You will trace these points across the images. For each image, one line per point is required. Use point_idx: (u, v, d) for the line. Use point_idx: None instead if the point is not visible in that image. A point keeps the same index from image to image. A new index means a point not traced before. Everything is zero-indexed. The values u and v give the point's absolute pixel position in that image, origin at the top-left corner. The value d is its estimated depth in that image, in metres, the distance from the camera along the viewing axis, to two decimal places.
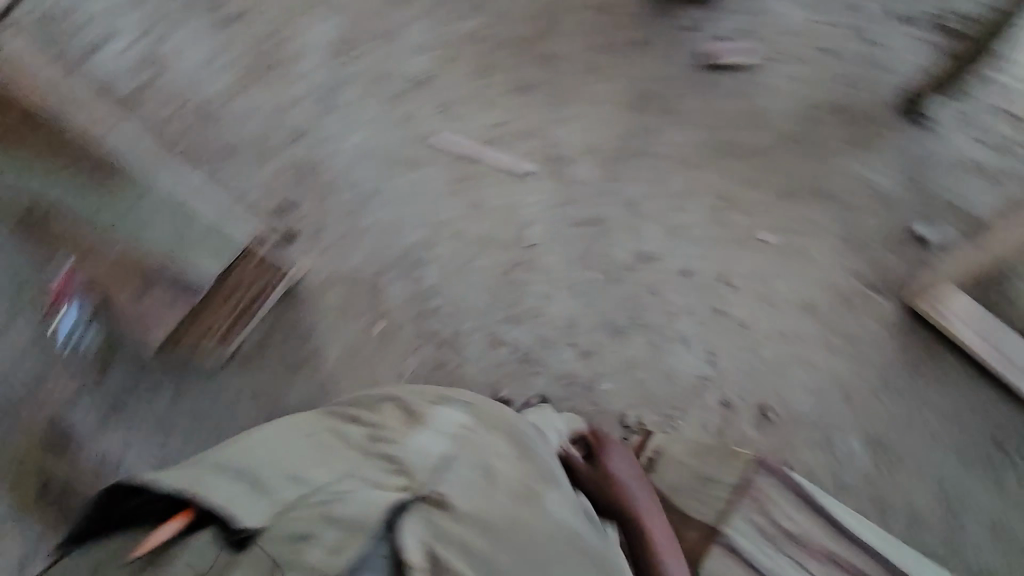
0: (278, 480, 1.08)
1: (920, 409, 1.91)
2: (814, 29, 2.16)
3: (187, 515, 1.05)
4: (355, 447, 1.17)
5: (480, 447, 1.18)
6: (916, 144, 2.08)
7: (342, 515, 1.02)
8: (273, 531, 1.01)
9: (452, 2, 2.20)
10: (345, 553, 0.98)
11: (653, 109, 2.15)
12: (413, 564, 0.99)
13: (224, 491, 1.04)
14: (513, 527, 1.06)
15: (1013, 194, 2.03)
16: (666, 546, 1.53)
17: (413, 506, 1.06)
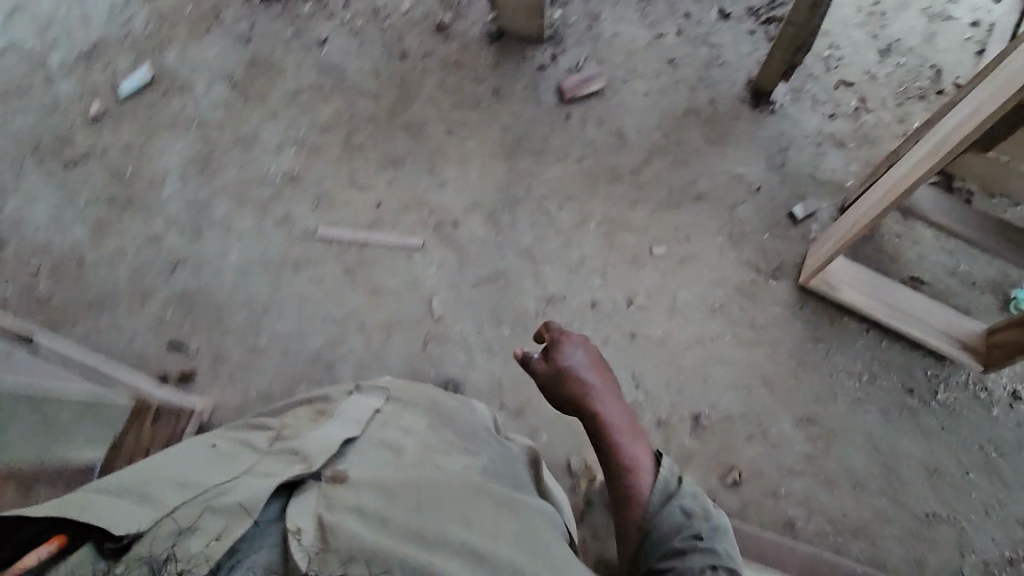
0: (159, 485, 0.97)
1: (831, 378, 1.96)
2: (655, 42, 2.35)
3: (61, 541, 0.89)
4: (260, 449, 1.13)
5: (390, 431, 1.20)
6: (770, 129, 2.21)
7: (235, 502, 0.97)
8: (161, 537, 0.91)
9: (303, 103, 2.38)
10: (234, 531, 0.94)
11: (524, 154, 2.27)
12: (297, 532, 0.98)
13: (100, 509, 0.90)
14: (417, 501, 1.05)
15: (867, 156, 2.16)
16: (632, 445, 1.39)
17: (304, 487, 1.05)
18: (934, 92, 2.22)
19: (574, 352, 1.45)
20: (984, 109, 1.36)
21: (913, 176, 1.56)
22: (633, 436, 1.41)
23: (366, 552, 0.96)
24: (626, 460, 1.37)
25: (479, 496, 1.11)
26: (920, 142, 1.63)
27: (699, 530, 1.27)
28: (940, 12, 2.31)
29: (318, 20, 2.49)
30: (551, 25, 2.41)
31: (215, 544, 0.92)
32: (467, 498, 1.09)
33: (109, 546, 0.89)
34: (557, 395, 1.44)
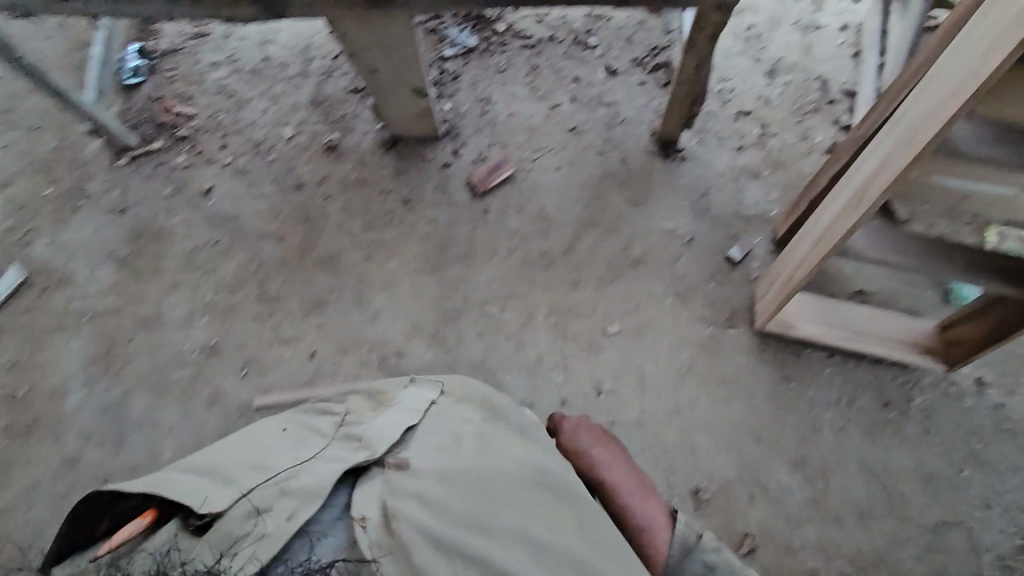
0: (240, 469, 1.10)
1: (811, 413, 1.93)
2: (552, 114, 2.30)
3: (154, 515, 1.07)
4: (326, 435, 1.21)
5: (448, 417, 1.24)
6: (686, 176, 2.20)
7: (301, 489, 1.06)
8: (235, 518, 1.02)
9: (203, 262, 2.19)
10: (300, 516, 1.03)
11: (452, 261, 2.16)
12: (362, 519, 1.05)
13: (191, 487, 1.04)
14: (471, 489, 1.08)
15: (784, 180, 2.17)
16: (642, 505, 1.25)
17: (368, 476, 1.12)
18: (827, 103, 2.26)
19: (571, 423, 1.43)
20: (893, 159, 1.32)
21: (840, 225, 1.52)
22: (644, 496, 1.28)
23: (420, 541, 1.00)
24: (637, 524, 1.23)
25: (535, 485, 1.11)
26: (837, 185, 1.60)
27: None
28: (811, 23, 2.37)
29: (197, 169, 2.31)
30: (445, 119, 2.32)
31: (282, 529, 1.01)
32: (522, 480, 1.10)
33: (193, 521, 1.03)
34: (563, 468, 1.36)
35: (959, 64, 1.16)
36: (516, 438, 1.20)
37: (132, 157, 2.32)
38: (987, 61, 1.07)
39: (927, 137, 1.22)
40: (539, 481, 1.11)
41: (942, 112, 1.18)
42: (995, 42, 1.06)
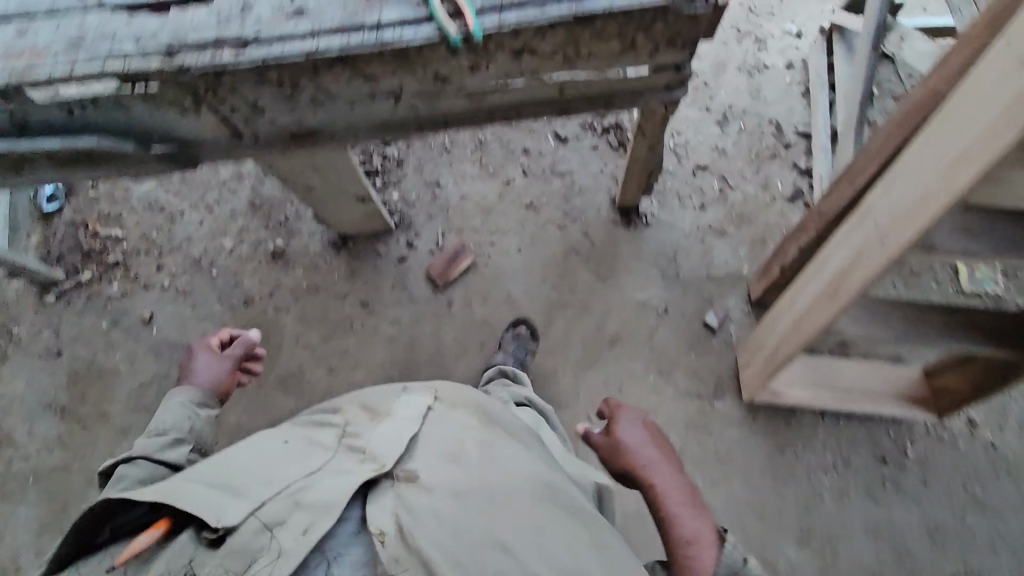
0: (249, 483, 1.08)
1: (809, 480, 1.88)
2: (506, 191, 2.20)
3: (167, 523, 1.05)
4: (330, 447, 1.19)
5: (447, 424, 1.23)
6: (651, 243, 2.12)
7: (316, 504, 1.04)
8: (246, 536, 1.00)
9: (152, 400, 2.03)
10: (316, 533, 1.00)
11: (421, 362, 2.04)
12: (380, 535, 1.02)
13: (200, 502, 1.02)
14: (485, 503, 1.07)
15: (751, 235, 2.12)
16: (690, 518, 1.23)
17: (376, 489, 1.09)
18: (783, 146, 2.21)
19: (628, 414, 1.42)
20: (864, 260, 1.27)
21: (817, 317, 1.46)
22: (688, 505, 1.26)
23: (442, 559, 0.98)
24: (681, 535, 1.21)
25: (531, 491, 1.13)
26: (803, 272, 1.56)
27: None
28: (756, 64, 2.32)
29: (134, 296, 2.14)
30: (393, 210, 2.19)
31: (297, 548, 0.98)
32: (528, 492, 1.12)
33: (206, 535, 1.01)
34: (609, 465, 1.36)
35: (917, 174, 1.11)
36: (516, 447, 1.22)
37: (60, 292, 2.14)
38: (952, 177, 1.02)
39: (897, 244, 1.17)
40: (535, 492, 1.13)
41: (909, 222, 1.13)
42: (956, 159, 1.01)
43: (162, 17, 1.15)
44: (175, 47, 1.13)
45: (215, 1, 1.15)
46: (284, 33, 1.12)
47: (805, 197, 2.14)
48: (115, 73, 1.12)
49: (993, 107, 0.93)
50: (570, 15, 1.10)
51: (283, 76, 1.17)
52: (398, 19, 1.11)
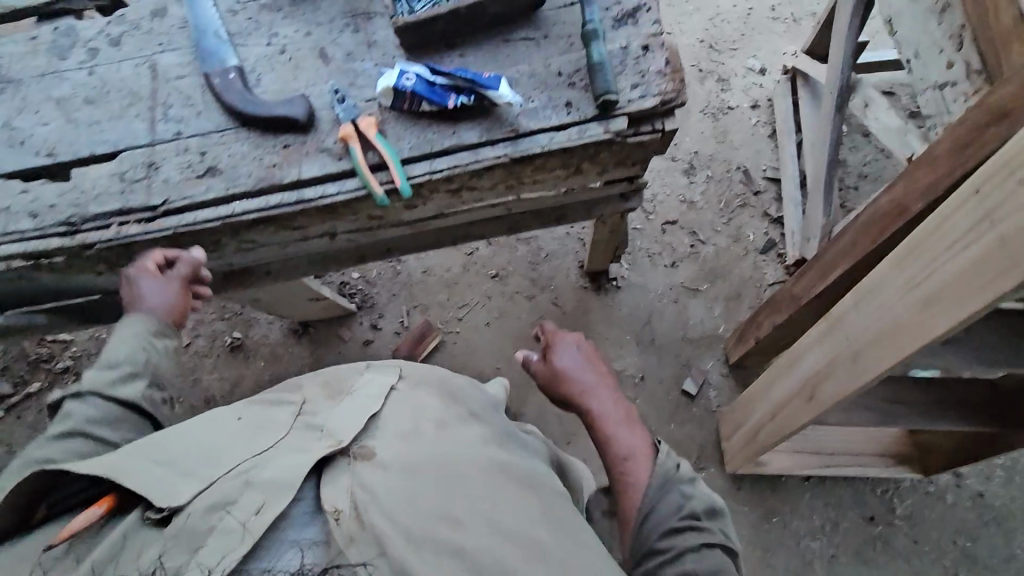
0: (202, 460, 0.88)
1: (799, 547, 1.83)
2: (470, 262, 2.12)
3: (112, 500, 0.84)
4: (284, 425, 0.97)
5: (412, 403, 1.01)
6: (623, 307, 2.05)
7: (268, 483, 0.85)
8: (191, 519, 0.81)
9: None
10: (267, 516, 0.81)
11: None
12: (336, 515, 0.84)
13: (142, 479, 0.83)
14: (445, 480, 0.88)
15: (726, 292, 2.05)
16: (622, 436, 1.14)
17: (329, 468, 0.90)
18: (752, 194, 2.13)
19: (568, 338, 1.27)
20: (839, 374, 1.20)
21: (792, 417, 1.40)
22: (626, 425, 1.16)
23: (400, 538, 0.81)
24: (614, 454, 1.13)
25: (496, 467, 0.94)
26: (774, 365, 1.51)
27: (696, 514, 1.03)
28: (721, 106, 2.23)
29: None
30: (354, 292, 2.09)
31: (246, 533, 0.80)
32: (492, 473, 0.92)
33: (151, 515, 0.81)
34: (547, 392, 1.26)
35: (888, 299, 1.04)
36: (480, 429, 1.02)
37: (10, 405, 2.04)
38: (922, 319, 0.95)
39: (872, 369, 1.10)
40: (500, 470, 0.94)
41: (883, 350, 1.06)
42: (926, 300, 0.95)
43: (61, 186, 1.05)
44: (77, 220, 1.03)
45: (118, 162, 1.05)
46: (196, 196, 1.03)
47: (778, 247, 2.06)
48: (12, 255, 1.02)
49: (964, 259, 0.86)
50: (507, 157, 1.01)
51: (199, 239, 1.07)
52: (319, 174, 1.02)
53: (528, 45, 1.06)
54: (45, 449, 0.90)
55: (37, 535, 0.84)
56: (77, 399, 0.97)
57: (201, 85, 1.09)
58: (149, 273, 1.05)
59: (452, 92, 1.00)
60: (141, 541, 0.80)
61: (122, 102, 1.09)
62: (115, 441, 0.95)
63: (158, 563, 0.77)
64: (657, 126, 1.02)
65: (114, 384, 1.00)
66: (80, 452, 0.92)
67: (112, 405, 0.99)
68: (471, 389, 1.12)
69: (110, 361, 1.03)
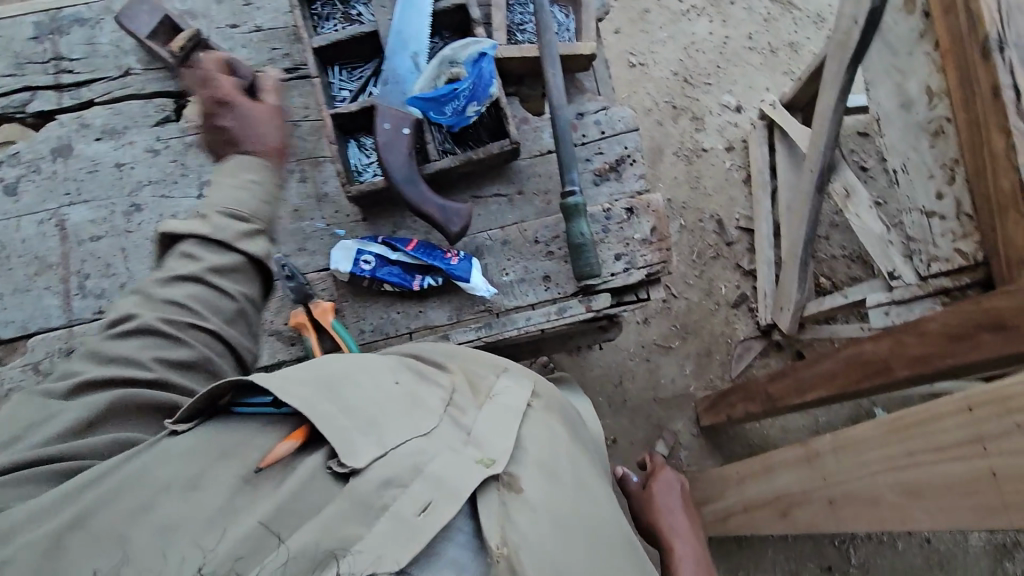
0: (389, 412, 0.67)
1: None
2: None
3: (305, 434, 0.66)
4: (437, 410, 0.71)
5: (550, 431, 0.76)
6: (593, 366, 2.01)
7: (438, 481, 0.61)
8: (365, 489, 0.60)
9: None
10: (437, 520, 0.58)
11: None
12: (499, 555, 0.59)
13: (331, 423, 0.63)
14: (592, 548, 0.65)
15: (697, 347, 2.02)
16: None
17: (482, 491, 0.63)
18: (725, 245, 2.08)
19: (670, 475, 1.37)
20: (813, 508, 1.20)
21: (761, 522, 1.41)
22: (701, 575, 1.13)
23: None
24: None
25: (629, 541, 0.72)
26: (749, 461, 1.52)
27: None
28: (695, 148, 2.14)
29: None
30: None
31: (414, 532, 0.57)
32: (631, 559, 0.69)
33: (333, 465, 0.62)
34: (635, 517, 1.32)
35: (868, 465, 1.04)
36: (600, 474, 0.81)
37: None
38: (902, 502, 0.94)
39: (848, 518, 1.09)
40: (634, 547, 0.72)
41: (860, 510, 1.05)
42: (908, 488, 0.93)
43: None
44: None
45: (31, 350, 0.95)
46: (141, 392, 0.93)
47: (749, 301, 2.03)
48: None
49: (952, 468, 0.84)
50: (479, 340, 0.91)
51: None
52: (269, 363, 0.93)
53: (501, 204, 0.95)
54: (118, 349, 0.75)
55: (224, 430, 0.67)
56: (197, 240, 0.83)
57: (121, 248, 0.97)
58: (388, 136, 0.87)
59: (417, 273, 0.91)
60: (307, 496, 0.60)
61: (28, 271, 0.97)
62: (232, 293, 0.83)
63: (331, 535, 0.56)
64: (642, 297, 0.94)
65: (238, 236, 0.84)
66: (201, 300, 0.81)
67: (234, 257, 0.84)
68: (578, 419, 0.89)
69: (237, 212, 0.85)
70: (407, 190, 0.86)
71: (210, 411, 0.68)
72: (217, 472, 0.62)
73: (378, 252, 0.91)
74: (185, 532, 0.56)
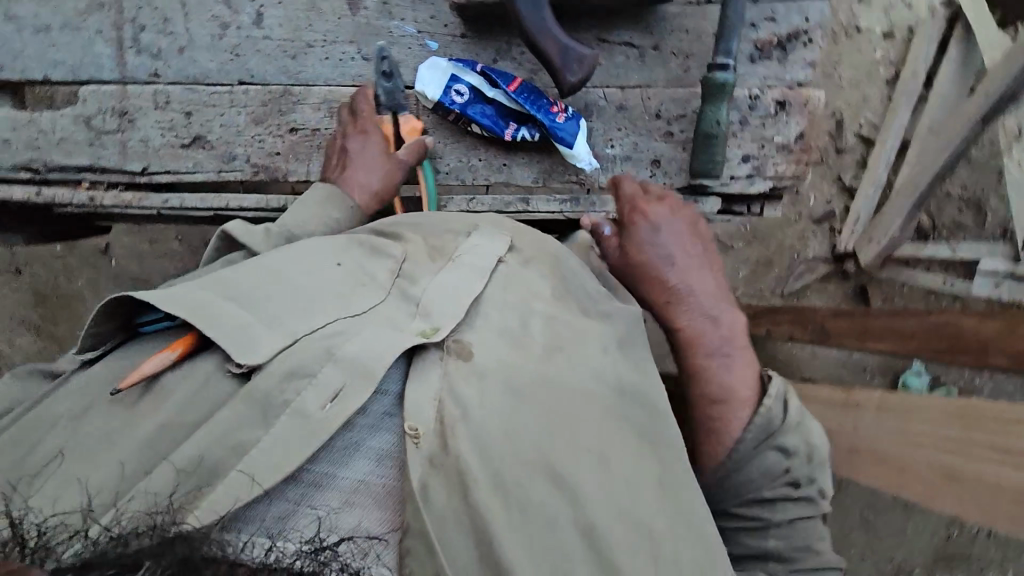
0: (305, 300, 0.56)
1: None
2: None
3: (188, 344, 0.54)
4: (383, 285, 0.61)
5: (525, 288, 0.63)
6: None
7: (354, 364, 0.52)
8: (262, 390, 0.50)
9: None
10: (347, 410, 0.50)
11: None
12: (412, 438, 0.51)
13: (225, 321, 0.52)
14: (561, 418, 0.55)
15: None
16: (715, 358, 0.68)
17: (418, 359, 0.55)
18: None
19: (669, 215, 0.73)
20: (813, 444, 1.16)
21: None
22: (736, 341, 0.70)
23: (489, 481, 0.50)
24: (707, 390, 0.68)
25: (621, 398, 0.60)
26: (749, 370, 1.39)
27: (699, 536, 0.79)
28: None
29: None
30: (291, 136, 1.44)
31: (317, 429, 0.49)
32: (613, 419, 0.58)
33: (231, 368, 0.51)
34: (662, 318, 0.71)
35: (923, 434, 0.99)
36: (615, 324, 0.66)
37: None
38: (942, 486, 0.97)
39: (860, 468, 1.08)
40: (626, 403, 0.60)
41: (884, 469, 1.05)
42: (950, 474, 0.96)
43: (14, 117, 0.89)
44: (40, 168, 0.90)
45: (83, 101, 0.89)
46: (182, 172, 0.89)
47: None
48: None
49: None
50: (564, 216, 0.83)
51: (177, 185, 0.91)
52: None
53: (628, 56, 0.81)
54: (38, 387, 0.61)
55: (128, 353, 0.57)
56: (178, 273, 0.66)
57: (181, 2, 0.86)
58: None
59: (512, 122, 0.80)
60: (201, 401, 0.51)
61: (78, 6, 0.87)
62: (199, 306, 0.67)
63: (218, 441, 0.48)
64: (755, 211, 0.86)
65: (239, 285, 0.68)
66: None
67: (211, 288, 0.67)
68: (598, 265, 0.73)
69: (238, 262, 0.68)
70: (527, 15, 0.71)
71: (112, 336, 0.58)
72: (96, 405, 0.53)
73: (479, 80, 0.80)
74: (80, 462, 0.49)
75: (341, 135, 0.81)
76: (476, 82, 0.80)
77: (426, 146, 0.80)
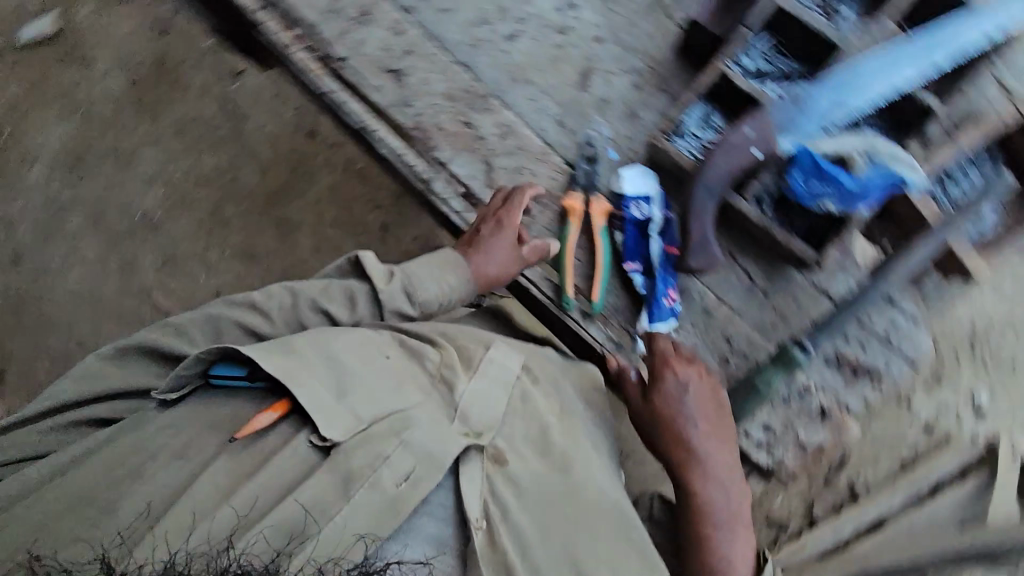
0: (374, 376, 0.63)
1: None
2: None
3: (287, 406, 0.60)
4: (425, 387, 0.65)
5: (528, 415, 0.69)
6: None
7: (420, 448, 0.59)
8: (354, 466, 0.56)
9: None
10: (418, 491, 0.57)
11: None
12: (474, 529, 0.58)
13: (316, 395, 0.59)
14: (576, 526, 0.62)
15: None
16: (725, 534, 0.71)
17: (464, 459, 0.62)
18: None
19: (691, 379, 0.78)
20: None
21: None
22: (738, 519, 0.72)
23: None
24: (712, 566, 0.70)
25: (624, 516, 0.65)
26: None
27: None
28: None
29: None
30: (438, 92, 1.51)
31: (398, 505, 0.56)
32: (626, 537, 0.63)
33: (313, 441, 0.58)
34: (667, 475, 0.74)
35: None
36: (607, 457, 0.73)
37: None
38: None
39: None
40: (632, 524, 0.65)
41: None
42: None
43: None
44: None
45: None
46: (368, 84, 0.97)
47: None
48: None
49: None
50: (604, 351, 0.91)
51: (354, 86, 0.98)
52: (462, 176, 0.95)
53: (739, 280, 0.93)
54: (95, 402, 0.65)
55: (217, 399, 0.62)
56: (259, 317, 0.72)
57: None
58: (738, 139, 0.85)
59: (636, 261, 0.92)
60: (290, 473, 0.56)
61: None
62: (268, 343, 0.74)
63: (302, 508, 0.54)
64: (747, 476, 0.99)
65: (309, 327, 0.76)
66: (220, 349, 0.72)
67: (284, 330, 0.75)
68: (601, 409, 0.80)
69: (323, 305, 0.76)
70: (697, 195, 0.87)
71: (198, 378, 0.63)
72: (204, 446, 0.58)
73: (632, 214, 0.93)
74: (183, 506, 0.53)
75: (483, 216, 0.90)
76: (628, 215, 0.93)
77: (548, 252, 0.90)
